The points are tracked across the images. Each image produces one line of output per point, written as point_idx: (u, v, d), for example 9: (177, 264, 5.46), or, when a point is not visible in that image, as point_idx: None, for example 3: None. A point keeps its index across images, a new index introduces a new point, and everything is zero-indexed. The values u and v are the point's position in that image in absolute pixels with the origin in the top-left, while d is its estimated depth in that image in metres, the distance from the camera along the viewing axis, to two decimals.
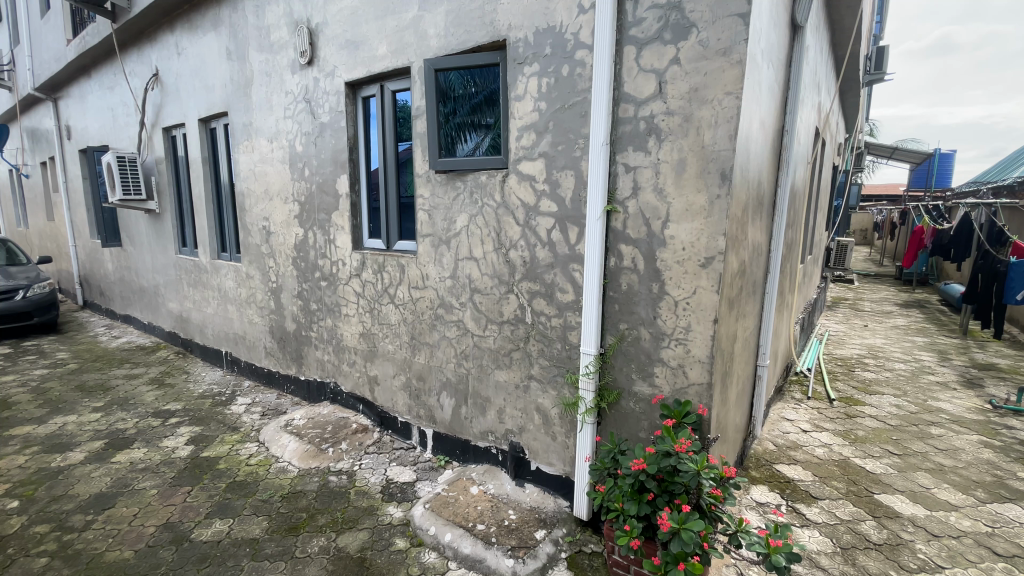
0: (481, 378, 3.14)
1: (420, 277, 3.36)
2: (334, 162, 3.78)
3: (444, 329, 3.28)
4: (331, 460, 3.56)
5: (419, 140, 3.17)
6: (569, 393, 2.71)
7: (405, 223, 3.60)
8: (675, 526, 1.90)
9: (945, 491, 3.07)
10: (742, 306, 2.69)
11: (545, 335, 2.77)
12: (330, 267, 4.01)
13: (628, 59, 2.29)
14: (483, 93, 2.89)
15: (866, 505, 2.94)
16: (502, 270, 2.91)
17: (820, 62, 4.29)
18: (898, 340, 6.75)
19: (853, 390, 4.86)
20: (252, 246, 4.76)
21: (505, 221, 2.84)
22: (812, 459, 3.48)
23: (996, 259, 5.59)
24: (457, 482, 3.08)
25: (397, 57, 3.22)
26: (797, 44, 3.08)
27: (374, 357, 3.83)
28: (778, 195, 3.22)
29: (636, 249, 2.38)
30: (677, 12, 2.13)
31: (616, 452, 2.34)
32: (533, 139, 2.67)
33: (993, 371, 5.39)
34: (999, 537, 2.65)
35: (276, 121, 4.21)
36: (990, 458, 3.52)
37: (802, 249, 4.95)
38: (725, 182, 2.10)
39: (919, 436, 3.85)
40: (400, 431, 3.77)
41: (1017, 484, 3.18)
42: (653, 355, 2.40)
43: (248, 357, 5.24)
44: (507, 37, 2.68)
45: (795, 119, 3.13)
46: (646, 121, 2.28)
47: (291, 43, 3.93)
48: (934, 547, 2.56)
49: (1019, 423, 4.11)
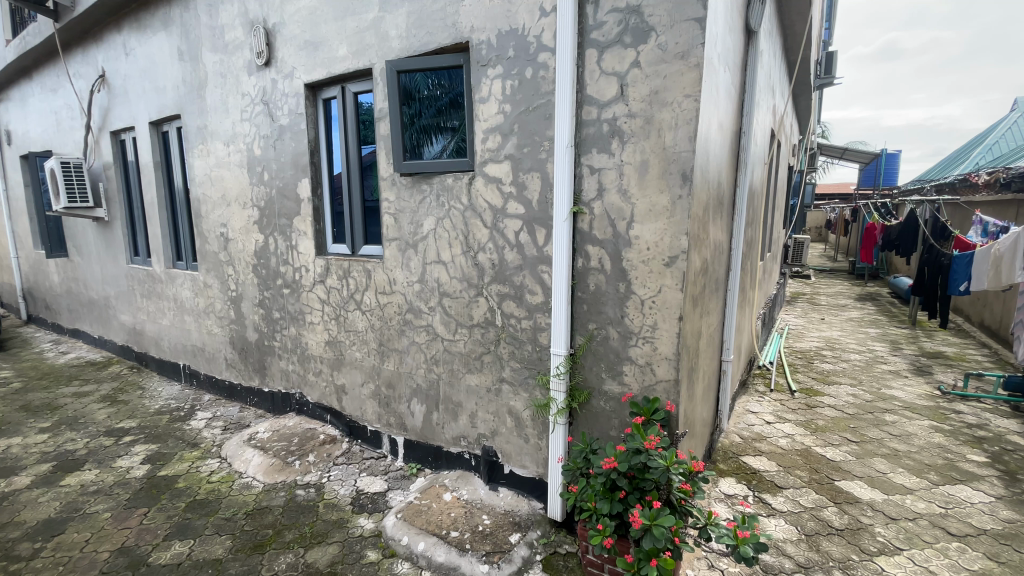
0: (453, 383, 3.10)
1: (387, 282, 3.30)
2: (295, 166, 3.68)
3: (413, 334, 3.23)
4: (298, 474, 3.45)
5: (383, 142, 3.12)
6: (541, 394, 2.72)
7: (370, 228, 3.53)
8: (647, 522, 1.93)
9: (900, 475, 3.22)
10: (706, 303, 2.76)
11: (516, 337, 2.77)
12: (293, 274, 3.89)
13: (591, 62, 2.31)
14: (447, 95, 2.86)
15: (828, 492, 3.05)
16: (471, 273, 2.89)
17: (774, 66, 4.45)
18: (853, 332, 7.06)
19: (812, 381, 5.05)
20: (209, 254, 4.59)
21: (472, 224, 2.83)
22: (776, 449, 3.59)
23: (941, 253, 5.89)
24: (429, 490, 3.04)
25: (358, 58, 3.16)
26: (751, 48, 3.18)
27: (341, 365, 3.74)
28: (738, 194, 3.31)
29: (602, 250, 2.40)
30: (637, 16, 2.16)
31: (588, 452, 2.35)
32: (498, 141, 2.66)
33: (940, 359, 5.70)
34: (952, 518, 2.79)
35: (233, 124, 4.07)
36: (940, 441, 3.72)
37: (762, 247, 5.11)
38: (686, 182, 2.14)
39: (875, 424, 4.03)
40: (370, 440, 3.69)
41: (965, 466, 3.36)
42: (622, 354, 2.42)
43: (207, 370, 5.04)
44: (470, 38, 2.67)
45: (751, 120, 3.22)
46: (609, 124, 2.30)
47: (247, 44, 3.81)
48: (893, 530, 2.68)
49: (966, 407, 4.35)
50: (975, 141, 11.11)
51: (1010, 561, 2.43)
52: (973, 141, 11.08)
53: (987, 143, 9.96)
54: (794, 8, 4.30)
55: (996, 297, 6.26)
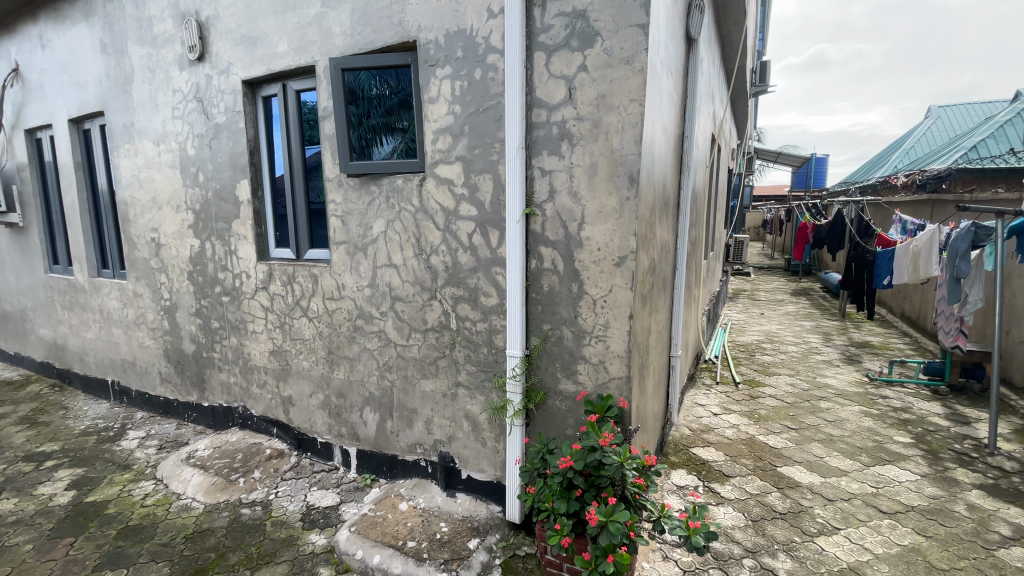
0: (407, 390, 3.03)
1: (335, 287, 3.18)
2: (233, 167, 3.49)
3: (364, 341, 3.13)
4: (242, 492, 3.26)
5: (328, 142, 3.01)
6: (497, 397, 2.70)
7: (316, 231, 3.39)
8: (603, 519, 1.95)
9: (836, 459, 3.44)
10: (655, 301, 2.83)
11: (470, 341, 2.74)
12: (233, 281, 3.69)
13: (539, 64, 2.32)
14: (396, 95, 2.79)
15: (771, 478, 3.20)
16: (423, 276, 2.83)
17: (713, 72, 4.65)
18: (790, 325, 7.49)
19: (754, 373, 5.31)
20: (139, 261, 4.27)
21: (424, 226, 2.77)
22: (723, 440, 3.74)
23: (866, 250, 6.35)
24: (384, 501, 2.95)
25: (300, 55, 3.03)
26: (692, 55, 3.31)
27: (288, 376, 3.57)
28: (682, 196, 3.42)
29: (555, 251, 2.42)
30: (583, 20, 2.19)
31: (544, 452, 2.35)
32: (449, 142, 2.62)
33: (867, 348, 6.14)
34: (882, 496, 2.99)
35: (164, 122, 3.81)
36: (870, 425, 4.00)
37: (705, 246, 5.31)
38: (634, 184, 2.19)
39: (812, 411, 4.28)
40: (320, 452, 3.54)
41: (893, 447, 3.62)
42: (576, 354, 2.44)
43: (139, 386, 4.68)
44: (418, 38, 2.62)
45: (693, 125, 3.35)
46: (559, 126, 2.32)
47: (177, 37, 3.58)
48: (831, 511, 2.85)
49: (891, 392, 4.71)
50: (891, 147, 12.21)
51: (935, 534, 2.63)
52: (889, 148, 12.17)
53: (902, 148, 10.84)
54: (731, 18, 4.53)
55: (914, 290, 6.81)
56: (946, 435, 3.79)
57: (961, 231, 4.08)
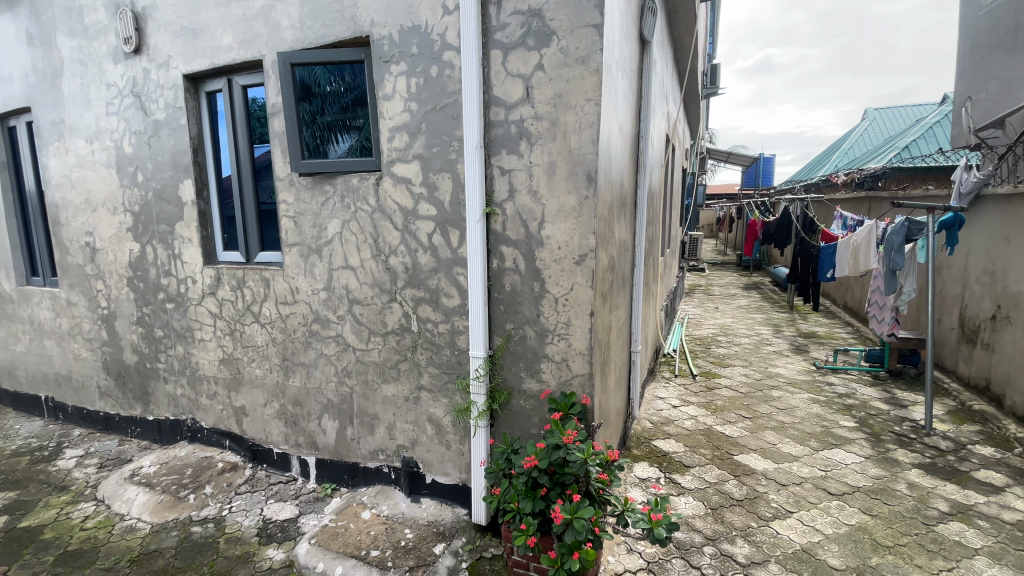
0: (367, 395, 2.95)
1: (288, 291, 3.06)
2: (175, 166, 3.31)
3: (321, 346, 3.03)
4: (193, 509, 3.09)
5: (279, 140, 2.89)
6: (461, 399, 2.67)
7: (267, 232, 3.25)
8: (568, 516, 1.96)
9: (787, 445, 3.59)
10: (615, 299, 2.87)
11: (433, 343, 2.69)
12: (177, 287, 3.49)
13: (496, 63, 2.30)
14: (350, 92, 2.71)
15: (729, 466, 3.31)
16: (382, 278, 2.76)
17: (666, 74, 4.77)
18: (743, 318, 7.78)
19: (710, 365, 5.48)
20: (72, 267, 3.98)
21: (382, 226, 2.71)
22: (682, 431, 3.83)
23: (811, 245, 6.67)
24: (346, 510, 2.87)
25: (246, 49, 2.90)
26: (646, 56, 3.38)
27: (240, 385, 3.41)
28: (638, 195, 3.49)
29: (516, 250, 2.41)
30: (538, 19, 2.19)
31: (509, 452, 2.34)
32: (406, 140, 2.57)
33: (814, 338, 6.46)
34: (831, 479, 3.15)
35: (97, 118, 3.56)
36: (818, 411, 4.20)
37: (662, 243, 5.44)
38: (592, 183, 2.21)
39: (765, 400, 4.46)
40: (277, 463, 3.40)
41: (839, 431, 3.82)
42: (539, 352, 2.44)
43: (76, 401, 4.37)
44: (371, 33, 2.55)
45: (648, 125, 3.42)
46: (517, 125, 2.31)
47: (111, 28, 3.35)
48: (784, 495, 2.97)
49: (837, 379, 4.97)
50: (831, 148, 12.94)
51: (879, 512, 2.79)
52: (829, 149, 12.90)
53: (841, 149, 11.51)
54: (682, 22, 4.66)
55: (855, 282, 7.20)
56: (887, 418, 4.03)
57: (896, 226, 4.33)
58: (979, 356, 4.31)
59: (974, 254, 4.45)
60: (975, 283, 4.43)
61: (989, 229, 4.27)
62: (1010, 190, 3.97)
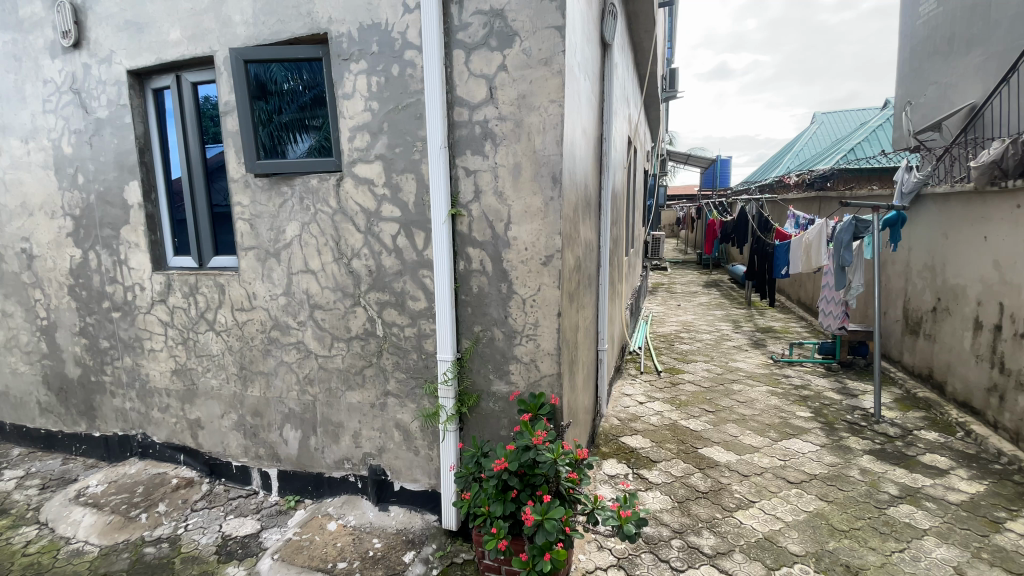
0: (331, 403, 2.87)
1: (245, 297, 2.94)
2: (119, 167, 3.13)
3: (281, 354, 2.92)
4: (146, 528, 2.92)
5: (232, 139, 2.77)
6: (429, 403, 2.63)
7: (221, 236, 3.12)
8: (539, 518, 1.95)
9: (749, 437, 3.70)
10: (581, 298, 2.89)
11: (399, 347, 2.64)
12: (124, 294, 3.30)
13: (458, 62, 2.27)
14: (309, 91, 2.63)
15: (694, 460, 3.38)
16: (345, 282, 2.69)
17: (627, 77, 4.86)
18: (704, 315, 8.01)
19: (674, 361, 5.61)
20: (6, 275, 3.70)
21: (344, 228, 2.64)
22: (649, 427, 3.90)
23: (767, 243, 6.92)
24: (311, 523, 2.78)
25: (196, 44, 2.77)
26: (608, 59, 3.43)
27: (195, 397, 3.26)
28: (602, 195, 3.54)
29: (483, 251, 2.39)
30: (501, 20, 2.18)
31: (479, 456, 2.31)
32: (367, 140, 2.51)
33: (770, 333, 6.71)
34: (790, 467, 3.27)
35: (33, 116, 3.33)
36: (776, 403, 4.36)
37: (626, 243, 5.53)
38: (557, 184, 2.22)
39: (726, 393, 4.60)
40: (236, 477, 3.26)
41: (796, 422, 3.97)
42: (508, 354, 2.43)
43: (13, 418, 4.07)
44: (329, 30, 2.48)
45: (611, 127, 3.47)
46: (481, 126, 2.29)
47: (48, 20, 3.14)
48: (747, 486, 3.06)
49: (793, 372, 5.17)
50: (783, 151, 13.50)
51: (835, 498, 2.91)
52: (781, 151, 13.46)
53: (792, 151, 12.03)
54: (642, 26, 4.76)
55: (808, 278, 7.53)
56: (840, 407, 4.22)
57: (844, 224, 4.54)
58: (922, 346, 4.57)
59: (916, 250, 4.71)
60: (917, 277, 4.70)
61: (928, 226, 4.53)
62: (946, 189, 4.23)
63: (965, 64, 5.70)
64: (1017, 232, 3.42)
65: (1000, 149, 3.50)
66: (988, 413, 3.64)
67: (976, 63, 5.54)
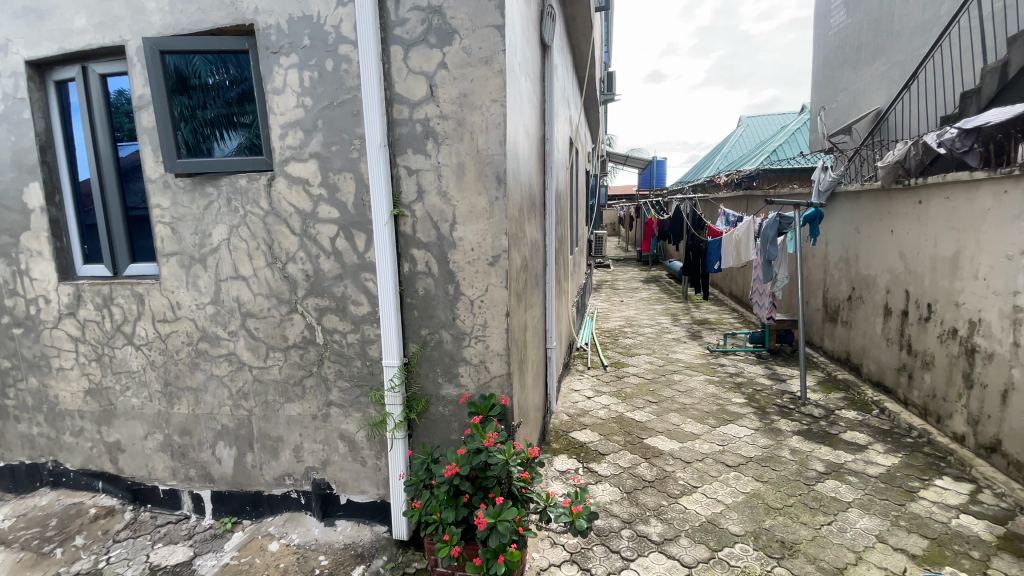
0: (269, 417, 2.71)
1: (168, 307, 2.72)
2: (17, 167, 2.80)
3: (211, 367, 2.73)
4: (59, 565, 2.62)
5: (149, 137, 2.56)
6: (375, 411, 2.55)
7: (138, 242, 2.86)
8: (492, 521, 1.93)
9: (690, 425, 3.86)
10: (529, 297, 2.90)
11: (342, 354, 2.53)
12: (26, 308, 2.96)
13: (396, 59, 2.21)
14: (236, 86, 2.47)
15: (640, 450, 3.48)
16: (279, 288, 2.55)
17: (566, 79, 4.94)
18: (645, 310, 8.30)
19: (618, 355, 5.77)
20: None
21: (276, 231, 2.49)
22: (597, 421, 3.98)
23: (700, 239, 7.25)
24: (250, 545, 2.61)
25: (104, 33, 2.53)
26: (548, 60, 3.45)
27: (113, 418, 2.97)
28: (546, 195, 3.56)
29: (428, 252, 2.33)
30: (439, 16, 2.14)
31: (429, 462, 2.26)
32: (300, 137, 2.39)
33: (706, 325, 7.05)
34: (728, 452, 3.43)
35: None
36: (714, 391, 4.58)
37: (570, 242, 5.63)
38: (501, 184, 2.20)
39: (668, 384, 4.78)
40: (164, 502, 3.01)
41: (732, 408, 4.19)
42: (457, 356, 2.39)
43: None
44: (255, 21, 2.33)
45: (553, 127, 3.50)
46: (422, 124, 2.24)
47: None
48: (690, 472, 3.18)
49: (728, 360, 5.46)
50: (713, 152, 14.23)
51: (770, 478, 3.09)
52: (711, 153, 14.18)
53: (721, 153, 12.69)
54: (580, 30, 4.86)
55: (738, 272, 7.97)
56: (770, 392, 4.50)
57: (770, 221, 4.85)
58: (841, 332, 4.95)
59: (833, 244, 5.10)
60: (835, 269, 5.08)
61: (843, 221, 4.92)
62: (857, 188, 4.58)
63: (871, 72, 6.28)
64: (918, 226, 3.78)
65: (904, 150, 3.91)
66: (899, 391, 4.00)
67: (880, 71, 6.12)
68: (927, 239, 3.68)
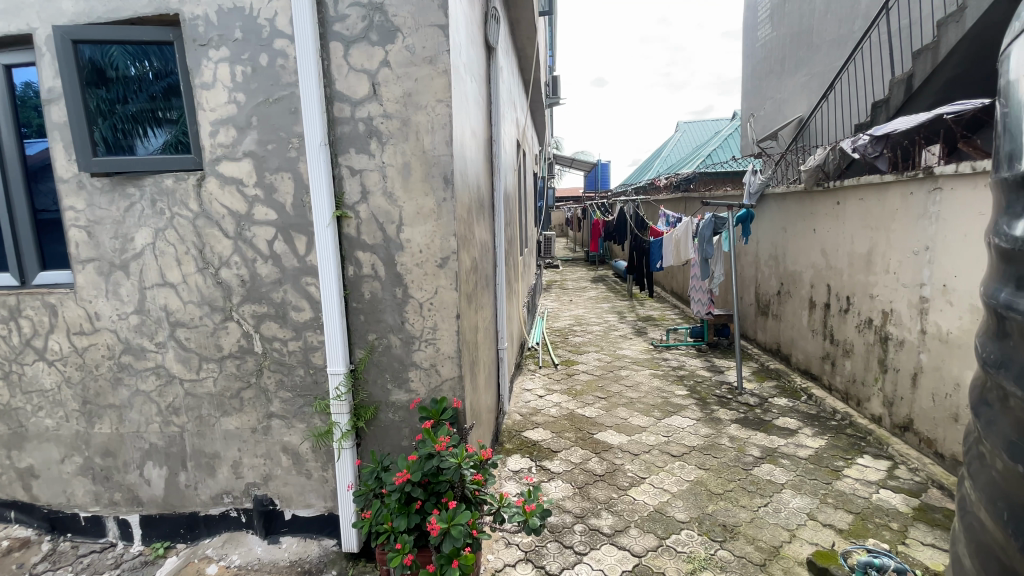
0: (203, 432, 2.54)
1: (86, 318, 2.50)
2: None
3: (137, 381, 2.53)
4: None
5: (60, 133, 2.34)
6: (320, 421, 2.45)
7: (48, 247, 2.60)
8: (445, 526, 1.90)
9: (637, 418, 3.99)
10: (478, 299, 2.89)
11: (283, 363, 2.42)
12: None
13: (336, 56, 2.14)
14: (161, 79, 2.30)
15: (591, 445, 3.55)
16: (212, 295, 2.40)
17: (512, 81, 4.97)
18: (593, 308, 8.49)
19: (568, 354, 5.87)
20: None
21: (208, 234, 2.35)
22: (549, 419, 4.02)
23: (643, 239, 7.51)
24: (185, 571, 2.43)
25: (6, 19, 2.29)
26: (493, 62, 3.46)
27: (23, 442, 2.69)
28: (494, 196, 3.57)
29: (374, 255, 2.27)
30: (380, 14, 2.09)
31: (379, 471, 2.20)
32: (233, 135, 2.26)
33: (650, 321, 7.30)
34: (673, 443, 3.57)
35: None
36: (658, 384, 4.75)
37: (519, 243, 5.67)
38: (448, 185, 2.19)
39: (616, 379, 4.91)
40: (86, 530, 2.75)
41: (676, 400, 4.36)
42: (406, 361, 2.34)
43: None
44: (180, 11, 2.19)
45: (499, 129, 3.51)
46: (365, 123, 2.18)
47: None
48: (638, 464, 3.28)
49: (671, 354, 5.68)
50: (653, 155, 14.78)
51: (711, 466, 3.24)
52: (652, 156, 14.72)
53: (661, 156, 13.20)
54: (524, 33, 4.91)
55: (679, 270, 8.31)
56: (711, 384, 4.72)
57: (706, 221, 5.12)
58: (772, 325, 5.27)
59: (763, 242, 5.42)
60: (765, 266, 5.41)
61: (772, 221, 5.24)
62: (784, 189, 4.89)
63: (794, 82, 6.75)
64: (837, 226, 4.09)
65: (823, 156, 4.22)
66: (824, 378, 4.30)
67: (801, 82, 6.57)
68: (845, 237, 3.99)
